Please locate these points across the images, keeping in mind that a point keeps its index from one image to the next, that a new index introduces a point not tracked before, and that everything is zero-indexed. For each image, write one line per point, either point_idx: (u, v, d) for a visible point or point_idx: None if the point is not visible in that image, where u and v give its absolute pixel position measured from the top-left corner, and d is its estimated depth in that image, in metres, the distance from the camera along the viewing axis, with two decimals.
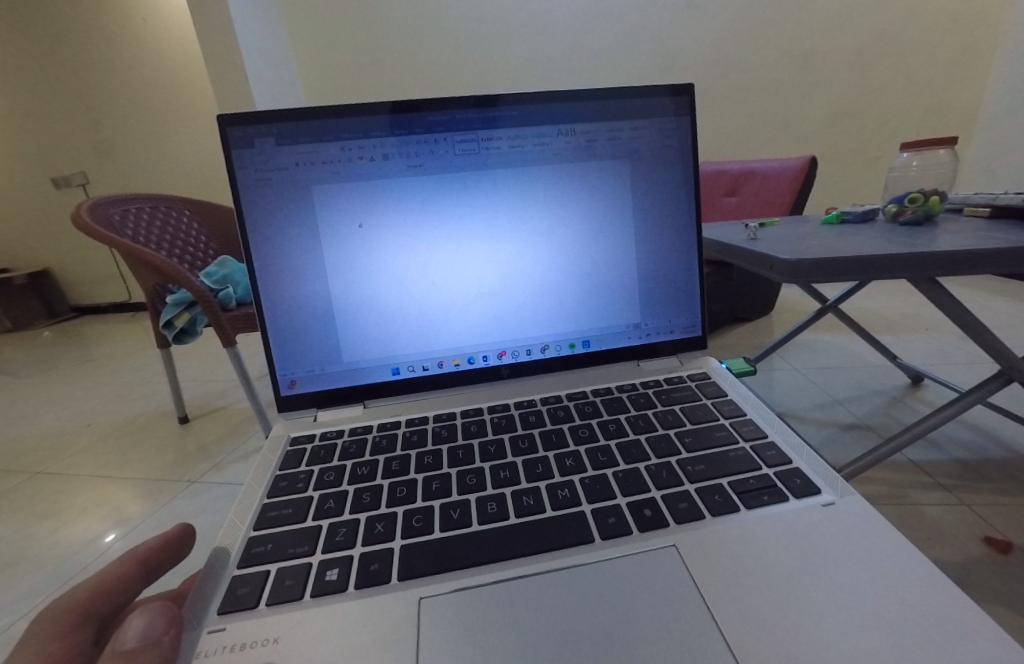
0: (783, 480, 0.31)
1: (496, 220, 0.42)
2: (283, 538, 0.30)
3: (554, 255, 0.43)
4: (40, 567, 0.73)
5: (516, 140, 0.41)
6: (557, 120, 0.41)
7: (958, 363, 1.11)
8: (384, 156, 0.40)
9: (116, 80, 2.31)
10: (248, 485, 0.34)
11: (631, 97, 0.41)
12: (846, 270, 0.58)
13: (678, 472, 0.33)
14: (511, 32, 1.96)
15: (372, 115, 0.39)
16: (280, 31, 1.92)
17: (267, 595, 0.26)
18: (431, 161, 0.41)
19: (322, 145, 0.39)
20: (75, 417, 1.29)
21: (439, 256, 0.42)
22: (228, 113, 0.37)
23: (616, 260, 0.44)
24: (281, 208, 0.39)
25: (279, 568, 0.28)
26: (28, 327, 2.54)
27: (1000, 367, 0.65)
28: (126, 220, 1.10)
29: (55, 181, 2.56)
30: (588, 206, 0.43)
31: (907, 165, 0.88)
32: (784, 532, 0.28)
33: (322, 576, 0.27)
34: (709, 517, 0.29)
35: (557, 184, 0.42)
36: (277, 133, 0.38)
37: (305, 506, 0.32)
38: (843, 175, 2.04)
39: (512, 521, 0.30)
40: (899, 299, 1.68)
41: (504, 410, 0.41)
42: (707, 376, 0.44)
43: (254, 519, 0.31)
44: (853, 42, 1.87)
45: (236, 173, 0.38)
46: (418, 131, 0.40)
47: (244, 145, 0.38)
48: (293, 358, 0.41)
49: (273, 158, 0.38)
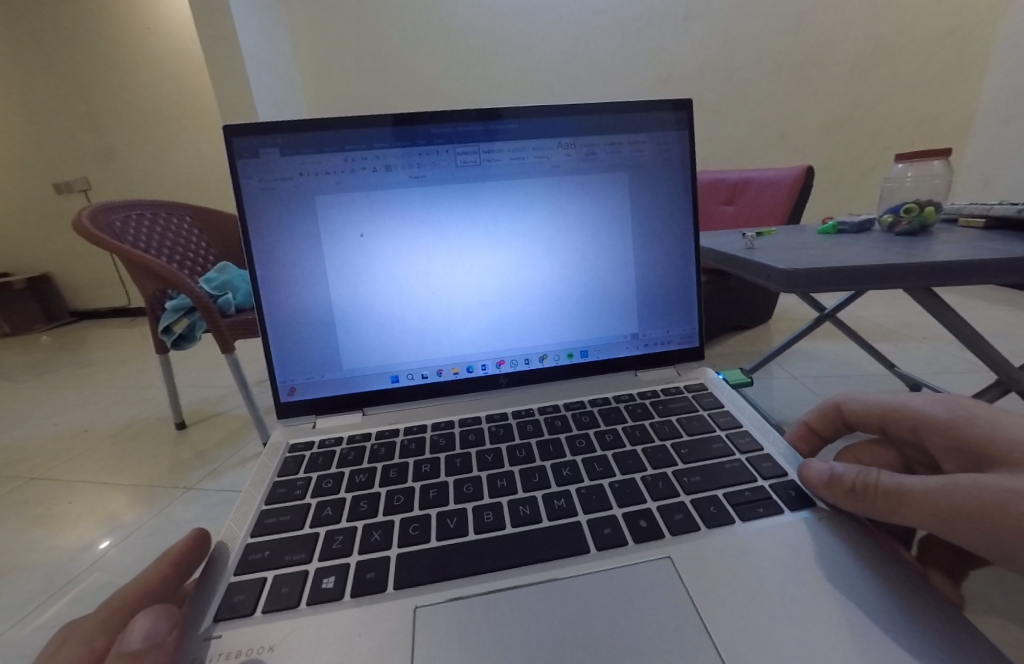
0: (778, 493, 0.32)
1: (495, 231, 0.43)
2: (281, 546, 0.30)
3: (553, 265, 0.44)
4: (33, 575, 0.72)
5: (517, 153, 0.42)
6: (556, 133, 0.42)
7: (955, 372, 1.12)
8: (386, 167, 0.40)
9: (119, 86, 2.32)
10: (247, 491, 0.34)
11: (630, 112, 0.42)
12: (841, 280, 0.59)
13: (674, 483, 0.33)
14: (512, 42, 1.99)
15: (374, 127, 0.39)
16: (283, 39, 1.95)
17: (263, 602, 0.26)
18: (432, 172, 0.41)
19: (325, 155, 0.39)
20: (71, 423, 1.29)
21: (439, 265, 0.42)
22: (233, 124, 0.37)
23: (614, 270, 0.44)
24: (284, 218, 0.39)
25: (276, 575, 0.28)
26: (25, 332, 2.53)
27: (998, 377, 0.68)
28: (127, 225, 1.11)
29: (57, 186, 2.57)
30: (587, 216, 0.43)
31: (903, 176, 0.90)
32: (777, 547, 0.28)
33: (319, 584, 0.27)
34: (703, 528, 0.29)
35: (556, 196, 0.43)
36: (281, 144, 0.38)
37: (303, 513, 0.32)
38: (840, 185, 2.06)
39: (509, 531, 0.30)
40: (896, 308, 1.69)
41: (501, 419, 0.41)
42: (703, 387, 0.44)
43: (251, 526, 0.31)
44: (849, 55, 1.90)
45: (241, 183, 0.38)
46: (420, 144, 0.40)
47: (248, 155, 0.38)
48: (294, 364, 0.41)
49: (277, 168, 0.38)
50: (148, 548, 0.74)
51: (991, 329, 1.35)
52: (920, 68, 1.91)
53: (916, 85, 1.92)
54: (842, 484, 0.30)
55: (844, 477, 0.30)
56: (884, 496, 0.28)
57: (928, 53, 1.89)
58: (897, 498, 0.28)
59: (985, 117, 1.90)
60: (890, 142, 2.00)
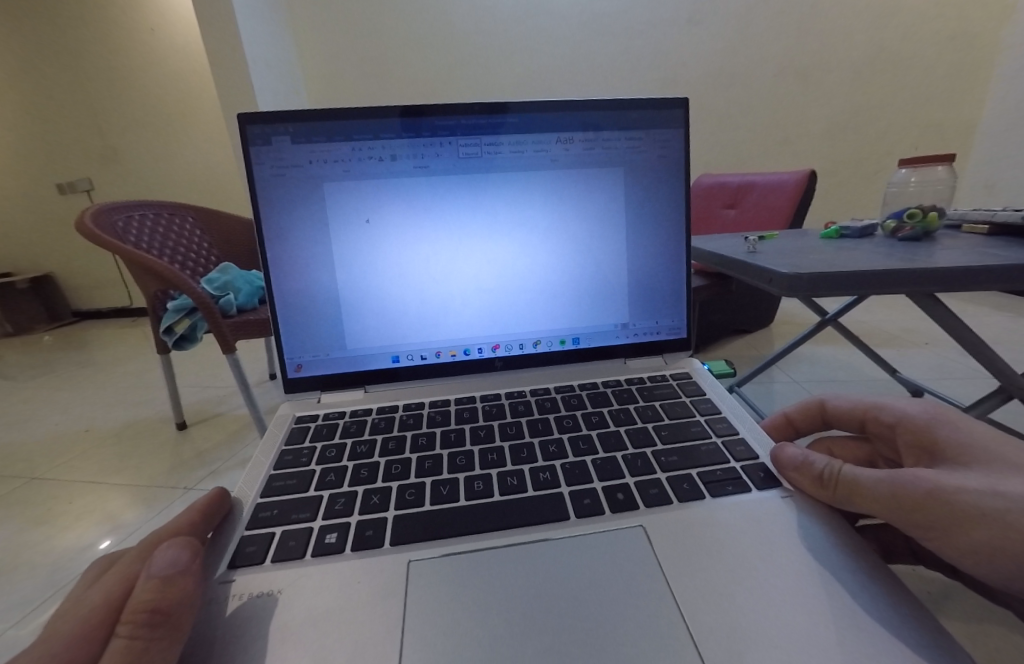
0: (748, 474, 0.32)
1: (496, 220, 0.42)
2: (287, 505, 0.31)
3: (554, 257, 0.43)
4: (34, 573, 0.72)
5: (521, 146, 0.41)
6: (559, 127, 0.41)
7: (957, 378, 1.11)
8: (392, 157, 0.40)
9: (124, 88, 2.34)
10: (257, 456, 0.35)
11: (636, 109, 0.42)
12: (843, 285, 0.58)
13: (652, 461, 0.33)
14: (514, 47, 1.99)
15: (379, 116, 0.39)
16: (288, 43, 1.96)
17: (271, 554, 0.28)
18: (438, 163, 0.41)
19: (331, 143, 0.39)
20: (72, 422, 1.29)
21: (441, 254, 0.42)
22: (246, 110, 0.37)
23: (614, 263, 0.44)
24: (293, 204, 0.39)
25: (282, 531, 0.29)
26: (29, 332, 2.54)
27: (1000, 384, 0.67)
28: (129, 226, 1.11)
29: (61, 186, 2.58)
30: (589, 209, 0.43)
31: (906, 182, 0.90)
32: (744, 522, 0.29)
33: (322, 539, 0.28)
34: (676, 503, 0.30)
35: (557, 188, 0.42)
36: (292, 132, 0.38)
37: (308, 478, 0.33)
38: (843, 190, 2.06)
39: (497, 498, 0.31)
40: (898, 313, 1.69)
41: (495, 399, 0.42)
42: (688, 376, 0.43)
43: (261, 487, 0.32)
44: (852, 60, 1.90)
45: (253, 169, 0.38)
46: (427, 135, 0.40)
47: (261, 143, 0.38)
48: (299, 343, 0.42)
49: (288, 156, 0.38)
50: None
51: (994, 335, 1.34)
52: (923, 74, 1.90)
53: (919, 90, 1.92)
54: (810, 468, 0.31)
55: (813, 465, 0.31)
56: (846, 486, 0.29)
57: (931, 58, 1.88)
58: (856, 488, 0.29)
59: (989, 122, 1.89)
60: (893, 147, 1.99)
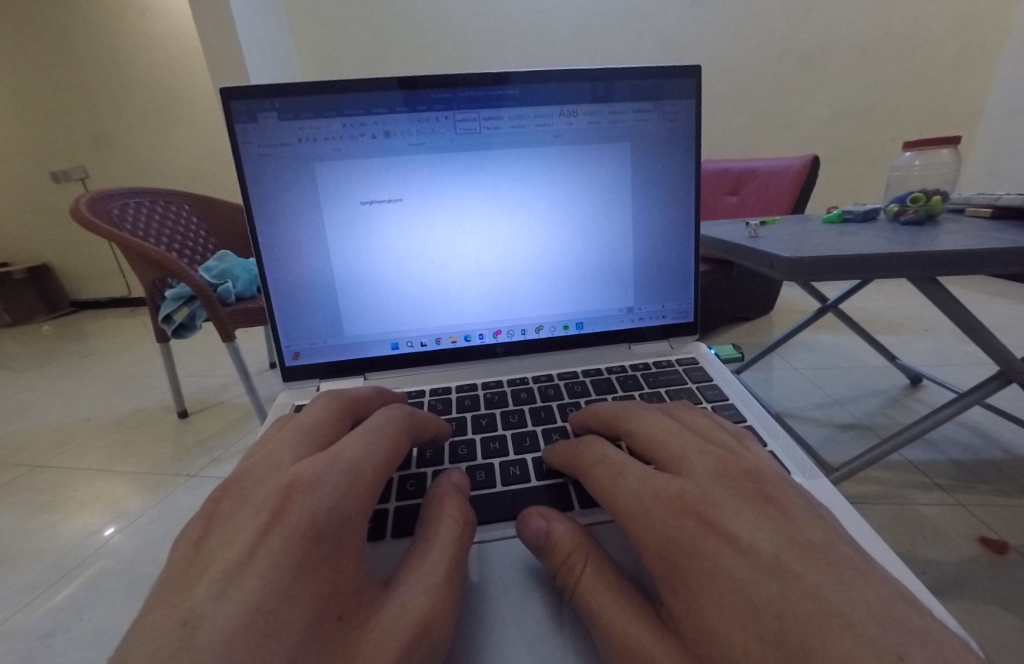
0: None
1: (494, 200, 0.41)
2: None
3: (551, 237, 0.43)
4: (40, 558, 0.73)
5: (518, 121, 0.40)
6: (562, 100, 0.40)
7: (957, 364, 1.12)
8: (386, 134, 0.39)
9: (115, 73, 2.30)
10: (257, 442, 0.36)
11: (641, 79, 0.40)
12: (844, 270, 0.58)
13: None
14: (510, 29, 1.96)
15: (378, 91, 0.38)
16: (281, 23, 1.91)
17: None
18: (433, 139, 0.40)
19: (325, 121, 0.38)
20: (74, 411, 1.29)
21: (439, 235, 0.41)
22: (228, 86, 0.36)
23: (618, 241, 0.43)
24: (286, 184, 0.38)
25: None
26: (29, 322, 2.54)
27: (998, 367, 0.66)
28: (125, 213, 1.10)
29: (55, 175, 2.56)
30: (591, 186, 0.42)
31: (910, 164, 0.89)
32: None
33: None
34: None
35: (558, 165, 0.41)
36: (279, 108, 0.37)
37: None
38: (846, 174, 2.04)
39: (498, 489, 0.32)
40: (900, 300, 1.69)
41: (496, 386, 0.42)
42: (694, 362, 0.44)
43: None
44: (855, 42, 1.88)
45: (241, 149, 0.37)
46: (422, 109, 0.39)
47: (248, 120, 0.37)
48: (298, 330, 0.42)
49: (276, 133, 0.38)
50: (150, 535, 0.75)
51: (994, 322, 1.34)
52: (929, 57, 1.87)
53: (925, 73, 1.89)
54: (546, 562, 0.26)
55: (557, 545, 0.26)
56: (579, 603, 0.24)
57: (938, 40, 1.85)
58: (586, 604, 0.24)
59: (994, 107, 1.87)
60: (896, 131, 1.97)
